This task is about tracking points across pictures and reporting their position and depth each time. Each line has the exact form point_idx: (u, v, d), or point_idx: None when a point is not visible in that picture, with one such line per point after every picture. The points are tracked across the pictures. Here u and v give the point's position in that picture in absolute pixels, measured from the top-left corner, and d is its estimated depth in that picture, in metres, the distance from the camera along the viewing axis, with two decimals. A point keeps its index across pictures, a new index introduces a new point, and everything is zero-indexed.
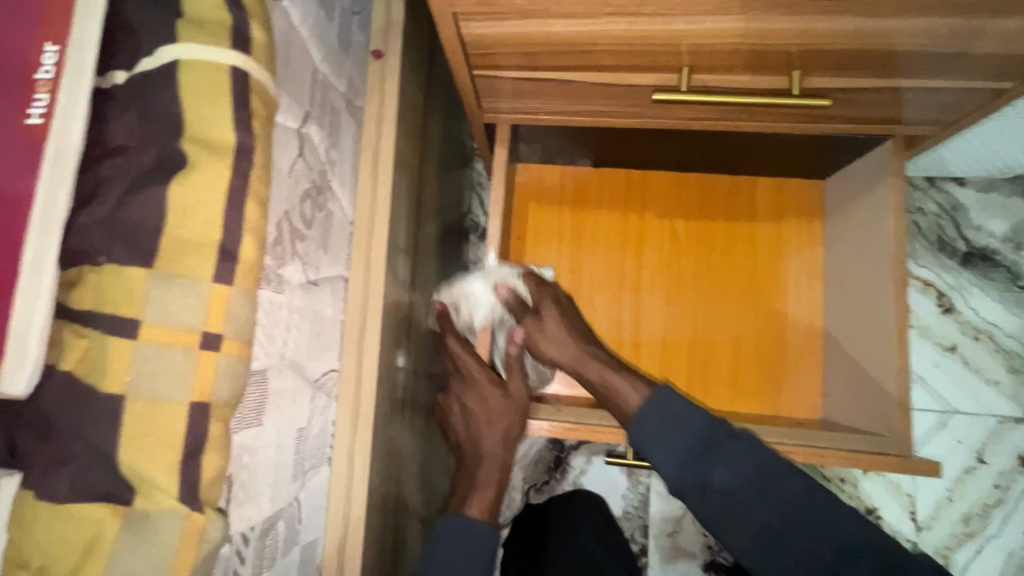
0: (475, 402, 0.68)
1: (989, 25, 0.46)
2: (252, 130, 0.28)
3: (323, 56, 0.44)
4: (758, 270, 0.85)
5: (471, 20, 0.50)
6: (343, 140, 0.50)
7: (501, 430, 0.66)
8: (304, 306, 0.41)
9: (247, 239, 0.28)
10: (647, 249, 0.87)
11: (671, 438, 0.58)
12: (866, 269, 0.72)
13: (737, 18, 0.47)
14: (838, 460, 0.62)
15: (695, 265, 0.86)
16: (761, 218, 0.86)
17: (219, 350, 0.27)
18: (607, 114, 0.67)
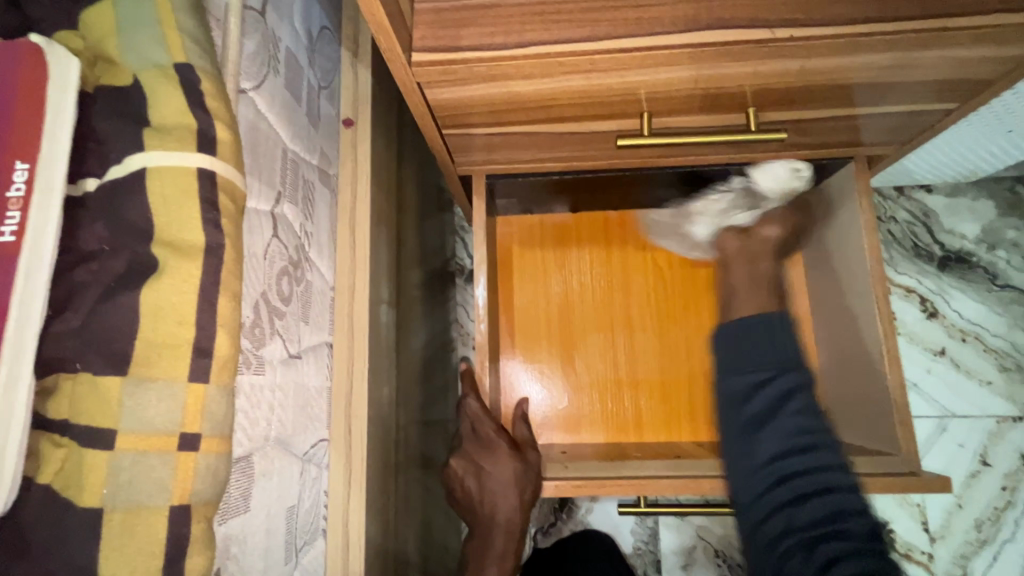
0: (491, 465, 0.64)
1: (925, 57, 0.48)
2: (220, 227, 0.29)
3: (292, 135, 0.45)
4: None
5: (435, 86, 0.52)
6: (318, 209, 0.51)
7: (516, 497, 0.62)
8: (286, 381, 0.41)
9: (221, 335, 0.29)
10: (633, 285, 0.88)
11: (749, 351, 0.55)
12: (846, 290, 0.74)
13: (687, 68, 0.49)
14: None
15: (684, 298, 0.87)
16: None
17: (198, 449, 0.28)
18: (576, 161, 0.69)
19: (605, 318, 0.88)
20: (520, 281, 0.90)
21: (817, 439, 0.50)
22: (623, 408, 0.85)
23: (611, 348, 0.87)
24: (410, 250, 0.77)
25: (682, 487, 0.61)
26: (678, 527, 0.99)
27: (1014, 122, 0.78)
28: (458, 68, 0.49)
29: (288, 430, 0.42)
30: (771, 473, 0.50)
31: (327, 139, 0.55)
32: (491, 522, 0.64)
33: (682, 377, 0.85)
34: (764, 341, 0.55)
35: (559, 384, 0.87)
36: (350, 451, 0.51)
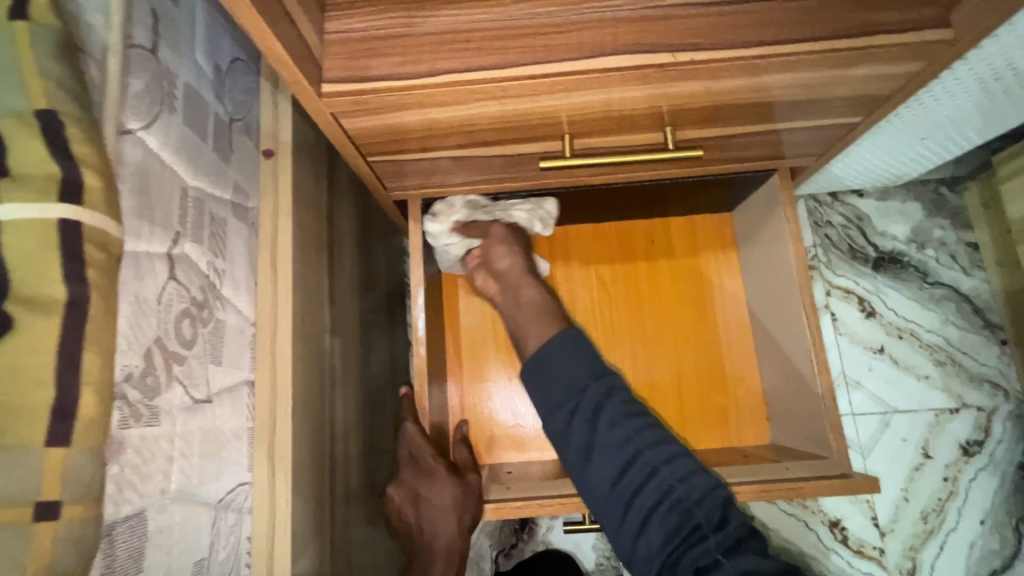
0: (430, 492, 0.64)
1: (822, 76, 0.51)
2: (85, 281, 0.31)
3: (193, 172, 0.44)
4: (686, 307, 0.88)
5: (350, 116, 0.52)
6: (232, 245, 0.50)
7: (456, 522, 0.62)
8: (187, 428, 0.41)
9: (84, 397, 0.31)
10: (579, 301, 0.89)
11: (560, 384, 0.63)
12: (779, 298, 0.76)
13: (597, 92, 0.50)
14: (781, 493, 0.63)
15: (628, 310, 0.88)
16: (679, 255, 0.89)
17: (58, 518, 0.29)
18: (508, 182, 0.70)
19: None
20: (467, 302, 0.90)
21: (642, 449, 0.59)
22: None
23: None
24: (348, 278, 0.76)
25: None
26: None
27: (926, 131, 0.82)
28: (369, 98, 0.49)
29: (193, 479, 0.41)
30: (622, 488, 0.58)
31: (243, 172, 0.54)
32: (434, 547, 0.64)
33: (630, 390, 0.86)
34: (567, 370, 0.64)
35: (509, 403, 0.87)
36: (273, 492, 0.49)
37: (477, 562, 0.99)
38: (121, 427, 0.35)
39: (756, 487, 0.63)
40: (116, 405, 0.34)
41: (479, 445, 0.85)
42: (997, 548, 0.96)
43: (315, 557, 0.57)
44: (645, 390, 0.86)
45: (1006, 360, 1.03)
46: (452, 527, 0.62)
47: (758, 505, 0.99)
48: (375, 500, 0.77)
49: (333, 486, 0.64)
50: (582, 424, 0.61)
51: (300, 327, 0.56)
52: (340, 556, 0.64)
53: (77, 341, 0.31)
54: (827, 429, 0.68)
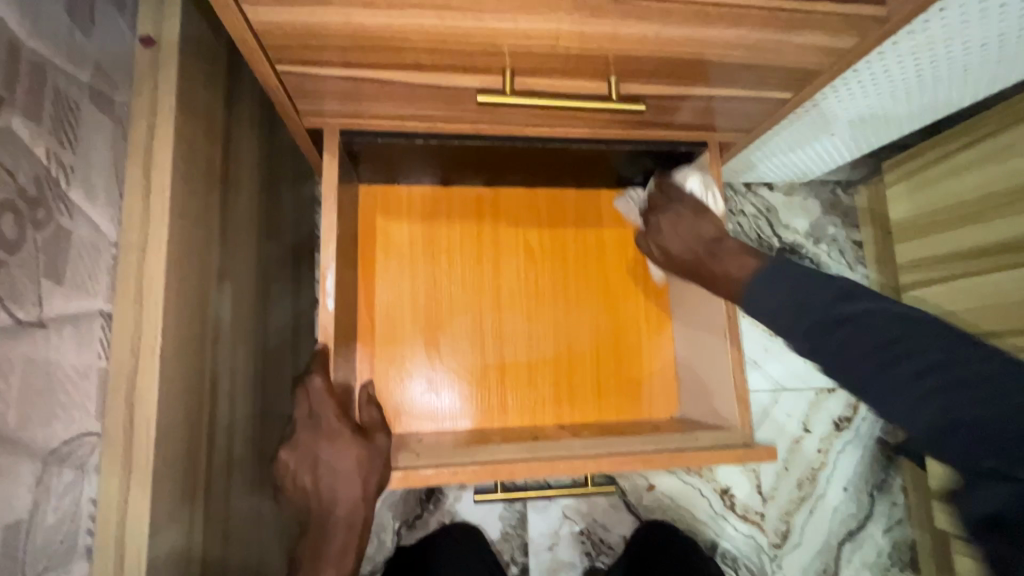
0: (332, 457, 0.56)
1: (763, 38, 0.50)
2: None
3: (27, 29, 0.38)
4: (611, 278, 0.87)
5: (255, 2, 0.43)
6: (90, 141, 0.43)
7: (359, 489, 0.55)
8: (1, 353, 0.35)
9: None
10: (504, 265, 0.85)
11: (790, 300, 0.54)
12: None
13: (546, 19, 0.46)
14: (689, 461, 0.64)
15: (553, 277, 0.86)
16: (607, 225, 0.88)
17: None
18: (440, 120, 0.64)
19: (473, 300, 0.84)
20: (386, 257, 0.83)
21: (928, 356, 0.46)
22: (490, 393, 0.82)
23: (479, 332, 0.83)
24: (247, 218, 0.66)
25: (533, 470, 0.61)
26: (545, 509, 0.99)
27: (836, 126, 0.87)
28: None
29: (9, 418, 0.36)
30: (861, 355, 0.49)
31: (105, 56, 0.45)
32: (330, 520, 0.56)
33: (548, 360, 0.84)
34: (796, 286, 0.54)
35: (424, 369, 0.81)
36: (128, 444, 0.42)
37: (378, 534, 0.93)
38: None
39: (668, 454, 0.64)
40: None
41: (391, 411, 0.79)
42: (854, 512, 1.08)
43: (182, 526, 0.49)
44: (565, 361, 0.84)
45: None
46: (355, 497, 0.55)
47: (659, 475, 1.02)
48: (264, 469, 0.69)
49: (210, 455, 0.55)
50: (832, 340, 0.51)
51: (181, 258, 0.48)
52: (220, 525, 0.57)
53: None
54: (733, 401, 0.71)
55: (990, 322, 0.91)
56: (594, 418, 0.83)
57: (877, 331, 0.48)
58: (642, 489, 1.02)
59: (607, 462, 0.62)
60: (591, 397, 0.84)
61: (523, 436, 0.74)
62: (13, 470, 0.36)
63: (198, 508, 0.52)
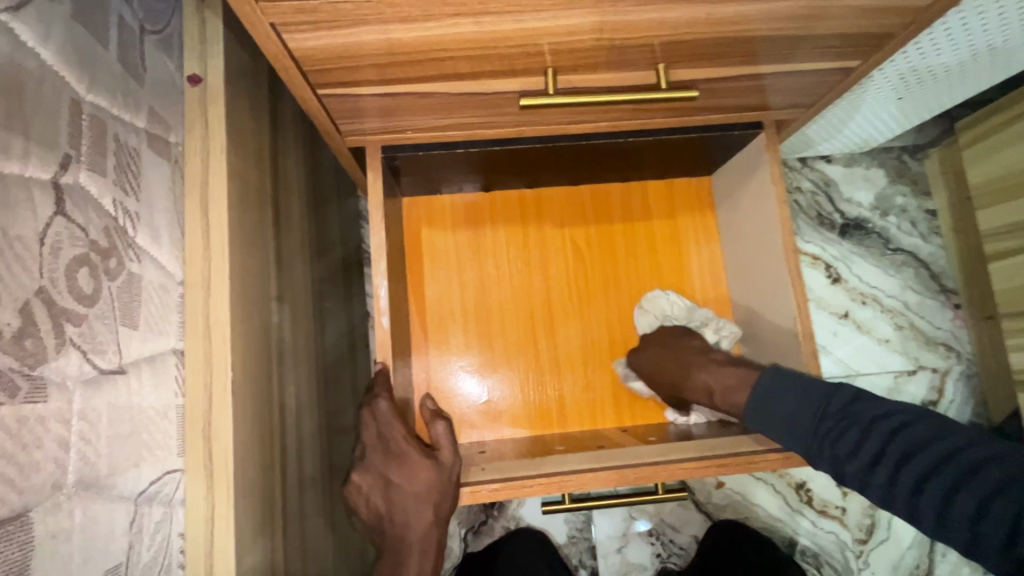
0: (401, 476, 0.56)
1: (829, 5, 0.46)
2: None
3: (84, 83, 0.38)
4: (664, 272, 0.84)
5: (296, 29, 0.43)
6: (148, 185, 0.43)
7: (431, 511, 0.55)
8: (89, 404, 0.36)
9: None
10: (552, 267, 0.83)
11: (797, 411, 0.55)
12: (760, 261, 0.74)
13: (588, 12, 0.44)
14: (765, 464, 0.60)
15: (604, 276, 0.84)
16: (656, 216, 0.85)
17: None
18: (481, 127, 0.63)
19: (522, 305, 0.82)
20: (434, 268, 0.82)
21: (916, 436, 0.48)
22: (547, 398, 0.80)
23: (532, 336, 0.82)
24: (298, 240, 0.66)
25: (601, 480, 0.58)
26: (610, 511, 0.96)
27: (903, 90, 0.80)
28: (318, 7, 0.40)
29: (99, 468, 0.36)
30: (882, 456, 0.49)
31: (160, 100, 0.46)
32: (406, 539, 0.56)
33: (604, 361, 0.82)
34: (793, 395, 0.56)
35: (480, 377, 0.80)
36: (210, 480, 0.43)
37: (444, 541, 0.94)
38: None
39: (742, 458, 0.60)
40: None
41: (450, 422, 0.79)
42: None
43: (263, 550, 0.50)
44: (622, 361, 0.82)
45: (959, 324, 1.07)
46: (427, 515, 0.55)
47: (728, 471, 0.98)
48: (334, 487, 0.70)
49: (286, 475, 0.56)
50: (838, 441, 0.52)
51: (244, 289, 0.49)
52: (299, 545, 0.58)
53: None
54: None
55: None
56: (657, 419, 0.81)
57: (855, 425, 0.51)
58: (711, 487, 0.98)
59: (677, 469, 0.59)
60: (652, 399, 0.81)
61: (585, 442, 0.73)
62: (110, 517, 0.37)
63: (278, 532, 0.53)
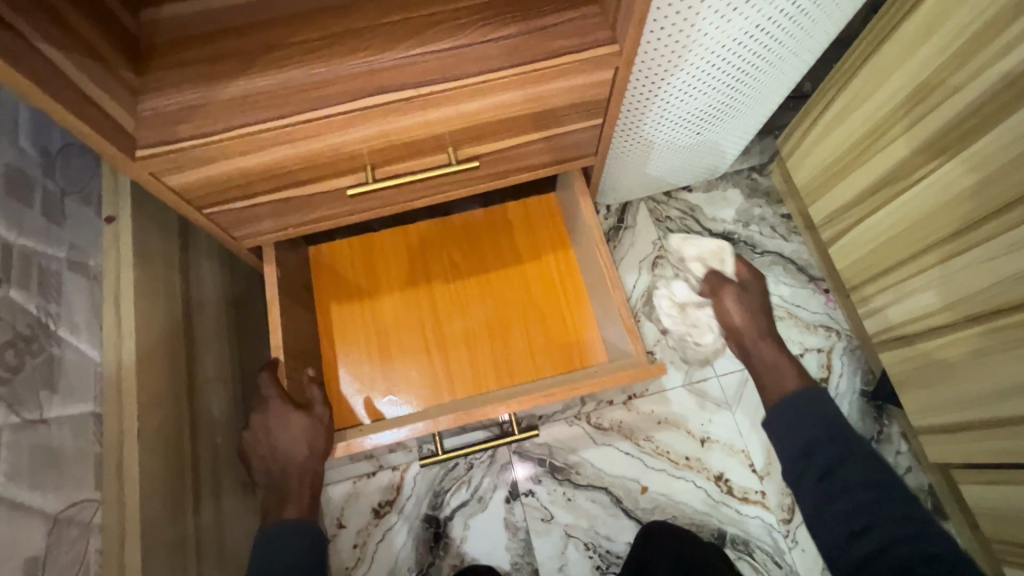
0: (280, 424, 0.75)
1: (541, 90, 0.66)
2: None
3: (15, 232, 0.57)
4: (526, 264, 1.00)
5: (169, 171, 0.62)
6: (70, 295, 0.62)
7: (308, 449, 0.74)
8: (15, 441, 0.52)
9: None
10: (434, 276, 1.00)
11: (794, 429, 0.89)
12: (585, 239, 0.91)
13: (369, 126, 0.63)
14: (586, 387, 0.74)
15: (476, 275, 1.00)
16: (516, 226, 1.02)
17: None
18: (346, 216, 0.81)
19: (411, 311, 0.97)
20: (337, 297, 0.98)
21: (857, 501, 0.83)
22: (439, 382, 0.93)
23: (421, 333, 0.96)
24: (218, 329, 0.82)
25: (455, 420, 0.72)
26: (548, 532, 1.04)
27: (698, 123, 1.00)
28: (177, 155, 0.60)
29: (21, 486, 0.52)
30: (846, 517, 0.82)
31: (81, 235, 0.65)
32: (291, 472, 0.76)
33: (484, 343, 0.95)
34: (790, 414, 0.91)
35: (382, 379, 0.93)
36: (123, 511, 0.57)
37: None
38: None
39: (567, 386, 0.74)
40: None
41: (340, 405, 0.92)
42: None
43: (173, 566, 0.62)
44: (498, 338, 0.96)
45: (832, 306, 1.20)
46: (304, 453, 0.74)
47: (649, 475, 1.07)
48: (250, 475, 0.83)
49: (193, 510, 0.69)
50: (814, 489, 0.86)
51: (152, 366, 0.64)
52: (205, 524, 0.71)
53: None
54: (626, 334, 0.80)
55: (892, 255, 0.96)
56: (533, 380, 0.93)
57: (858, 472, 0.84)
58: (636, 493, 1.06)
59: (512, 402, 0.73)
60: (528, 366, 0.94)
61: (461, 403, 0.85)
62: (29, 530, 0.52)
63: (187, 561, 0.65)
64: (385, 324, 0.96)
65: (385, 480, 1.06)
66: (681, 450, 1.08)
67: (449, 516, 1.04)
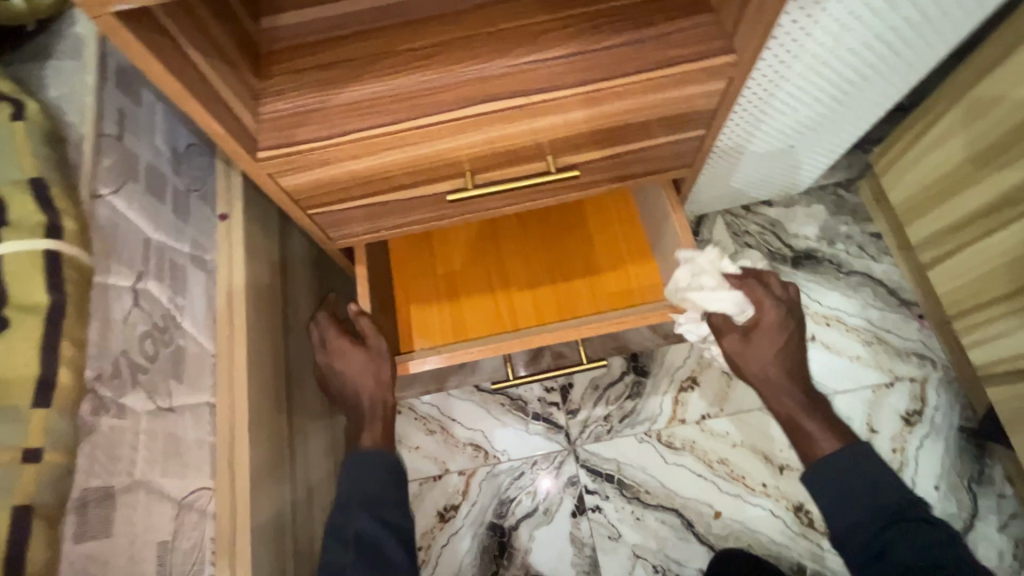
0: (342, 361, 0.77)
1: (650, 99, 0.64)
2: (63, 291, 0.51)
3: (155, 228, 0.64)
4: (588, 214, 1.03)
5: (284, 173, 0.65)
6: (192, 288, 0.66)
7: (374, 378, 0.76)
8: (153, 428, 0.57)
9: (64, 370, 0.50)
10: (498, 224, 1.04)
11: (853, 505, 0.71)
12: (648, 188, 0.94)
13: (478, 132, 0.64)
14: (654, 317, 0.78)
15: (540, 225, 1.03)
16: None
17: (42, 460, 0.47)
18: (436, 220, 0.82)
19: (477, 256, 1.02)
20: (407, 244, 1.03)
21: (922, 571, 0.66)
22: (504, 320, 0.97)
23: (487, 275, 1.00)
24: (306, 328, 0.84)
25: (524, 342, 0.79)
26: (615, 550, 1.01)
27: (793, 135, 0.95)
28: (295, 157, 0.63)
29: (156, 473, 0.56)
30: None
31: (201, 231, 0.70)
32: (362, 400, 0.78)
33: (547, 286, 0.99)
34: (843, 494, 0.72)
35: (449, 317, 0.97)
36: (233, 496, 0.61)
37: None
38: (92, 416, 0.53)
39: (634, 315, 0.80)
40: (86, 399, 0.53)
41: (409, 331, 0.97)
42: (956, 512, 1.01)
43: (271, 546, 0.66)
44: (561, 283, 0.99)
45: (926, 332, 1.13)
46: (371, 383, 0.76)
47: (724, 500, 1.03)
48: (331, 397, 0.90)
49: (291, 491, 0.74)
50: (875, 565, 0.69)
51: (258, 361, 0.69)
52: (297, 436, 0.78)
53: (57, 334, 0.51)
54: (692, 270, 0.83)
55: (1002, 283, 0.90)
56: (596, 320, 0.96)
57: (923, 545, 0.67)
58: (709, 517, 1.02)
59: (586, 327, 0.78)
60: (590, 306, 0.97)
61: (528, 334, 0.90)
62: (159, 514, 0.56)
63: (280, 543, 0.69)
64: (452, 266, 1.01)
65: (451, 485, 1.06)
66: (759, 475, 1.03)
67: (514, 525, 1.03)
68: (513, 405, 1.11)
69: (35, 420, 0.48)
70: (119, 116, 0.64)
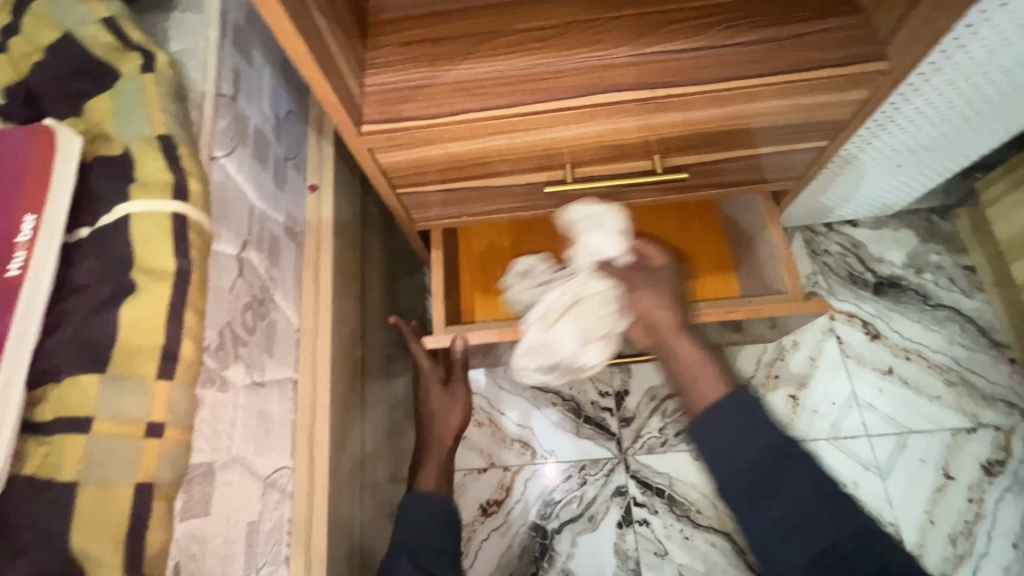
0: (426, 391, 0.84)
1: (784, 104, 0.59)
2: (186, 260, 0.51)
3: (258, 195, 0.63)
4: None
5: (384, 150, 0.62)
6: (283, 260, 0.66)
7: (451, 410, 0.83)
8: (248, 402, 0.57)
9: (185, 342, 0.49)
10: None
11: (727, 442, 0.64)
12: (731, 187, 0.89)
13: (592, 125, 0.60)
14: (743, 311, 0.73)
15: None
16: None
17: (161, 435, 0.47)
18: (521, 211, 0.78)
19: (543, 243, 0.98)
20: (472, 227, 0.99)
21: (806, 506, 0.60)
22: None
23: None
24: (375, 308, 0.83)
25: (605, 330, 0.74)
26: (661, 568, 0.98)
27: (902, 157, 0.89)
28: (398, 135, 0.60)
29: (249, 449, 0.57)
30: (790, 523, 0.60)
31: (294, 202, 0.70)
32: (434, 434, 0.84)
33: None
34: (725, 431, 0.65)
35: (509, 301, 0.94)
36: (311, 472, 0.63)
37: None
38: (203, 389, 0.52)
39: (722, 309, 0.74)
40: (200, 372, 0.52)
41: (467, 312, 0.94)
42: None
43: (335, 522, 0.66)
44: None
45: (1016, 378, 1.05)
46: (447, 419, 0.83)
47: None
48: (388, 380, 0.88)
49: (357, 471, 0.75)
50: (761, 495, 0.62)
51: (337, 346, 0.70)
52: (359, 424, 0.76)
53: (179, 301, 0.50)
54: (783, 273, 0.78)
55: None
56: None
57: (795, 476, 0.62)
58: None
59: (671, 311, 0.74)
60: None
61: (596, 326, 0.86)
62: (249, 492, 0.56)
63: (343, 526, 0.69)
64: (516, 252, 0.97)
65: (495, 480, 1.04)
66: None
67: (558, 529, 1.01)
68: (564, 405, 1.08)
69: (158, 391, 0.47)
70: (233, 77, 0.63)
